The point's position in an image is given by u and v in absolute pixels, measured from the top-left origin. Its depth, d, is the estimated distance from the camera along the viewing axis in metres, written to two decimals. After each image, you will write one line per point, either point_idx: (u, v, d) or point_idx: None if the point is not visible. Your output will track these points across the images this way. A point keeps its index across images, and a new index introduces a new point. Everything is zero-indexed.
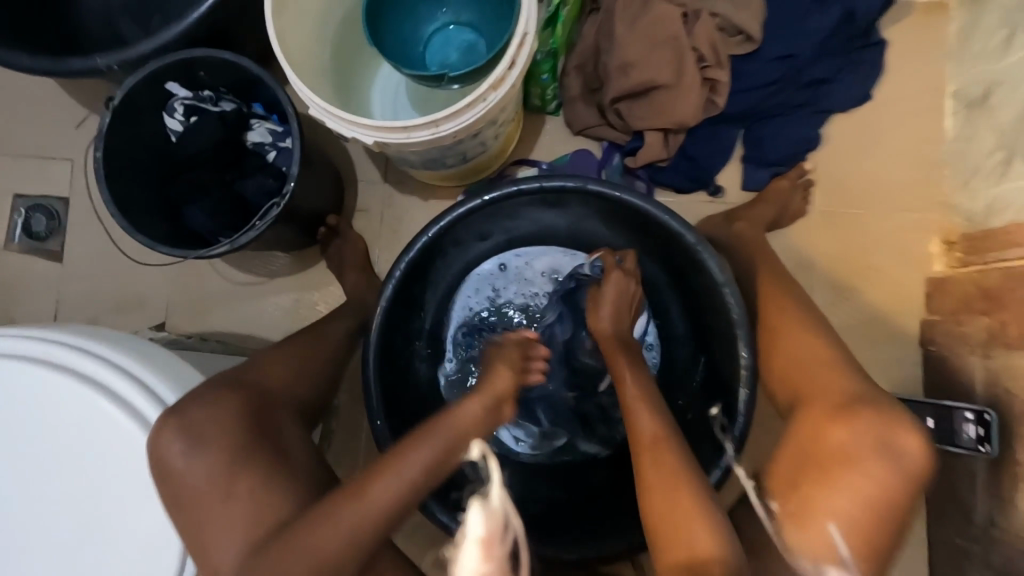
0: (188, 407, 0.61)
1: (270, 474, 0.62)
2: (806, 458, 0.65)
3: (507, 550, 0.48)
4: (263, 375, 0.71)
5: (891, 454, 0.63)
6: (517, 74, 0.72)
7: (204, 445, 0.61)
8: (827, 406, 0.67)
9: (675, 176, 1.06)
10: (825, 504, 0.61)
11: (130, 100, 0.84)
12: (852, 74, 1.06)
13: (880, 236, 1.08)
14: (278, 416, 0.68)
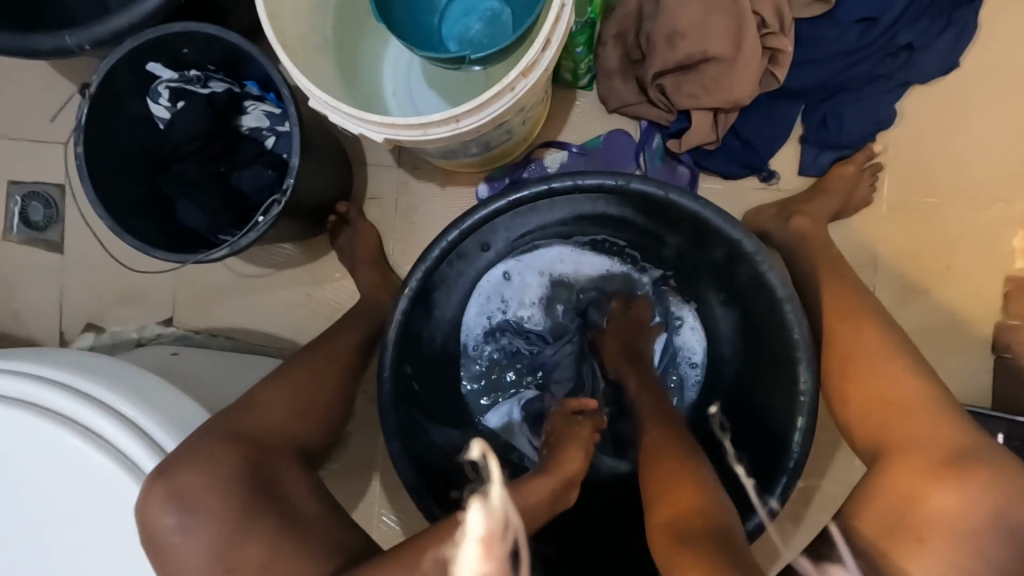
0: (179, 467, 0.55)
1: (277, 533, 0.57)
2: (900, 516, 0.58)
3: (507, 550, 0.47)
4: (258, 412, 0.64)
5: (1009, 527, 0.56)
6: (551, 56, 0.61)
7: (199, 510, 0.55)
8: (929, 459, 0.60)
9: (723, 160, 0.94)
10: (921, 575, 0.55)
11: (109, 85, 0.75)
12: (940, 38, 0.90)
13: (956, 228, 0.95)
14: (276, 462, 0.61)
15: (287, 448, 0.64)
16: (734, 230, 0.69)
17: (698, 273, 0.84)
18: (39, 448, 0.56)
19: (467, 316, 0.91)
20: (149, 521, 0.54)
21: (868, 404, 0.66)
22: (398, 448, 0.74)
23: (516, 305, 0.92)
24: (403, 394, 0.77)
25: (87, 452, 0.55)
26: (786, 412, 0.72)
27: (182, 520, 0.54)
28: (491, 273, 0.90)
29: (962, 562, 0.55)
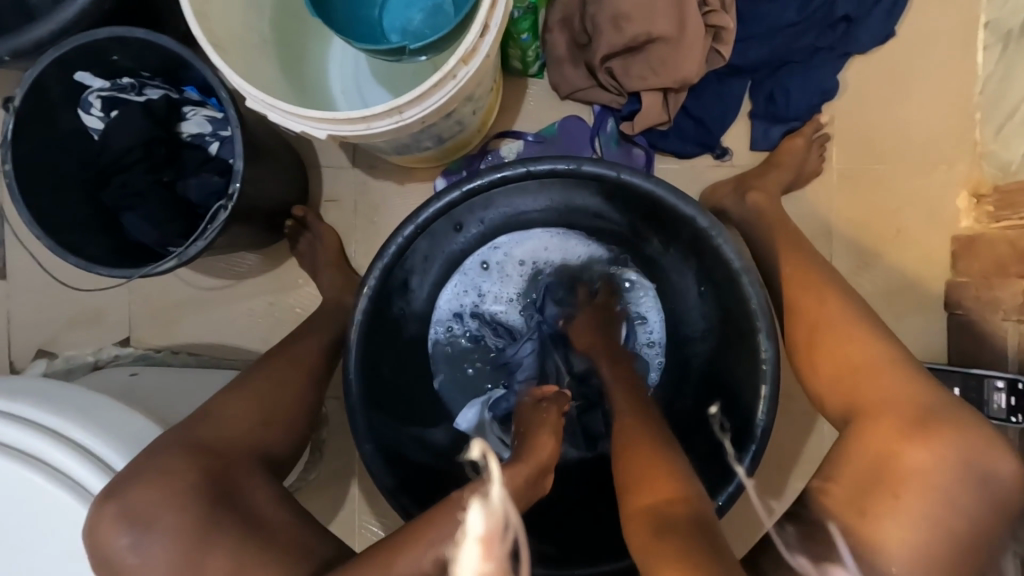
0: (130, 484, 0.53)
1: (242, 549, 0.54)
2: (875, 472, 0.58)
3: (508, 551, 0.41)
4: (223, 423, 0.62)
5: (982, 481, 0.55)
6: (490, 41, 0.60)
7: (155, 527, 0.53)
8: (900, 418, 0.59)
9: (677, 141, 0.95)
10: (901, 531, 0.54)
11: (36, 97, 0.72)
12: (874, 9, 0.93)
13: (904, 193, 0.98)
14: (238, 476, 0.59)
15: (249, 458, 0.62)
16: (692, 208, 0.70)
17: (660, 254, 0.85)
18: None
19: (434, 312, 0.90)
20: (102, 541, 0.52)
21: (835, 369, 0.66)
22: (371, 452, 0.73)
23: (479, 302, 0.91)
24: (373, 396, 0.76)
25: (31, 480, 0.52)
26: (750, 386, 0.73)
27: (137, 538, 0.53)
28: (457, 268, 0.89)
29: (938, 515, 0.54)
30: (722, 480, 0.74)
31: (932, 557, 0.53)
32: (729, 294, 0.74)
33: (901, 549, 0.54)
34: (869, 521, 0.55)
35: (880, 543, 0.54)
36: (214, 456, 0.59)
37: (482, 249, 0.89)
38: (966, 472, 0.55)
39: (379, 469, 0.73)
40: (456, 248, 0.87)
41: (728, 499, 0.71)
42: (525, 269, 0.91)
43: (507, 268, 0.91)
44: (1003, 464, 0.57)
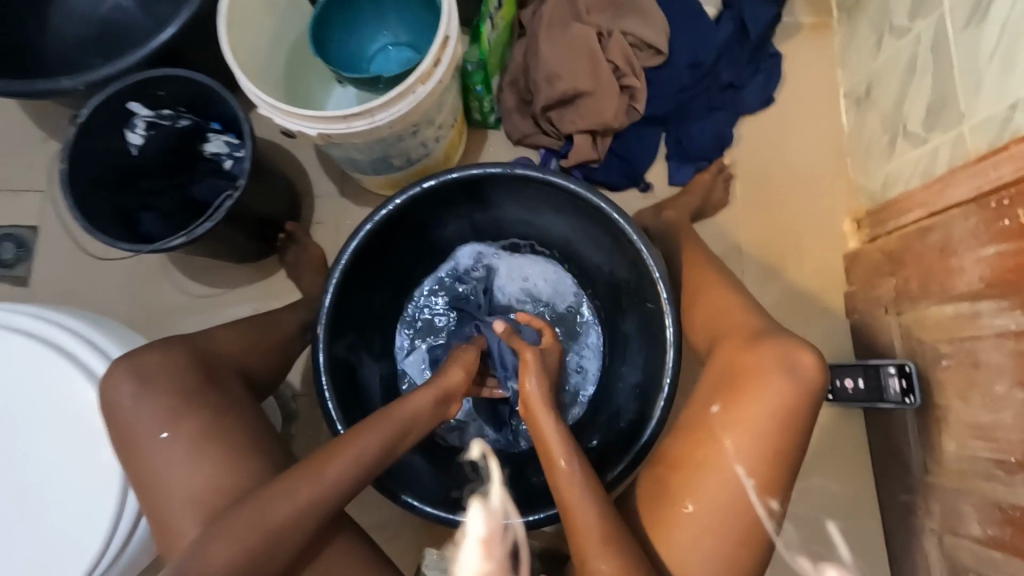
0: (140, 355, 0.69)
1: (208, 418, 0.68)
2: (721, 382, 0.73)
3: (497, 539, 0.77)
4: (218, 345, 0.77)
5: (789, 372, 0.69)
6: (442, 70, 0.83)
7: (148, 386, 0.68)
8: (738, 340, 0.76)
9: (607, 175, 1.17)
10: (734, 421, 0.69)
11: (93, 119, 0.92)
12: (754, 81, 1.20)
13: (799, 220, 1.18)
14: (227, 373, 0.74)
15: (233, 369, 0.76)
16: (609, 205, 0.86)
17: (603, 271, 1.00)
18: (16, 368, 0.72)
19: (448, 262, 1.05)
20: (110, 395, 0.68)
21: (709, 318, 0.83)
22: (335, 411, 0.82)
23: (480, 277, 1.05)
24: (338, 366, 0.88)
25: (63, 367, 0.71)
26: (660, 377, 0.84)
27: (136, 396, 0.67)
28: (462, 250, 1.05)
29: (763, 405, 0.69)
30: (630, 449, 0.83)
31: (763, 435, 0.68)
32: (643, 277, 0.88)
33: (738, 435, 0.69)
34: (715, 420, 0.70)
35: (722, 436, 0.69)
36: (206, 357, 0.74)
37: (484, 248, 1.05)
38: (784, 367, 0.69)
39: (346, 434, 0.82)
40: (446, 236, 1.02)
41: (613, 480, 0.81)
42: (518, 276, 1.06)
43: (504, 268, 1.06)
44: (807, 356, 0.70)
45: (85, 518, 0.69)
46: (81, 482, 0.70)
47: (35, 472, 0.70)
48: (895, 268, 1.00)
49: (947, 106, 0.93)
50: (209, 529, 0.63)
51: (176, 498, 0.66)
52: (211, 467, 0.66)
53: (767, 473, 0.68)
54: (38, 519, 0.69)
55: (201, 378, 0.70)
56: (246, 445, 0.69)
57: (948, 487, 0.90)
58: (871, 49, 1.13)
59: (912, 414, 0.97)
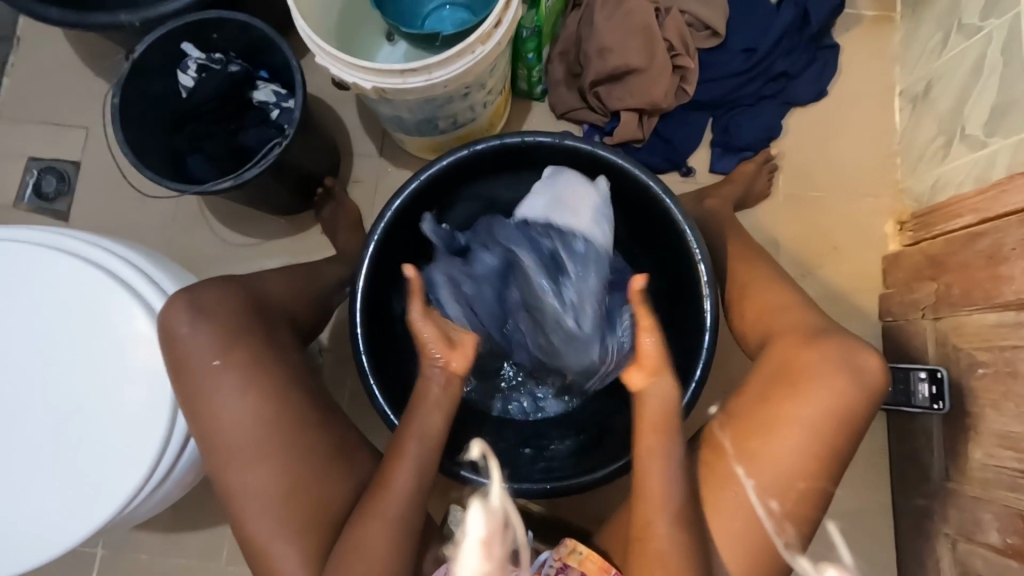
0: (203, 288, 0.71)
1: (266, 365, 0.70)
2: (778, 376, 0.73)
3: (502, 548, 0.67)
4: (267, 288, 0.79)
5: (855, 372, 0.71)
6: (502, 32, 0.82)
7: (209, 318, 0.69)
8: (799, 337, 0.76)
9: (650, 156, 1.15)
10: (791, 414, 0.70)
11: (148, 56, 0.93)
12: (809, 70, 1.17)
13: (842, 218, 1.16)
14: (274, 313, 0.76)
15: (280, 312, 0.78)
16: (657, 185, 0.84)
17: (639, 264, 0.99)
18: (69, 291, 0.73)
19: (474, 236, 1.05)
20: (172, 322, 0.69)
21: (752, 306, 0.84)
22: (369, 366, 0.82)
23: None
24: (372, 322, 0.88)
25: (119, 299, 0.73)
26: (692, 360, 0.84)
27: (194, 327, 0.69)
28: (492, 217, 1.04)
29: (824, 402, 0.70)
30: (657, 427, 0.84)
31: (821, 433, 0.70)
32: (683, 260, 0.87)
33: (796, 431, 0.70)
34: (767, 412, 0.71)
35: (774, 428, 0.70)
36: (257, 297, 0.76)
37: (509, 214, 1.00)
38: (849, 369, 0.71)
39: (378, 390, 0.83)
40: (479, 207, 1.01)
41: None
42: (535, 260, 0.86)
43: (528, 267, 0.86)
44: (871, 359, 0.72)
45: (130, 445, 0.71)
46: (126, 411, 0.72)
47: (85, 392, 0.72)
48: (937, 273, 0.99)
49: (1011, 110, 0.90)
50: (263, 481, 0.66)
51: (230, 431, 0.67)
52: (267, 403, 0.68)
53: (814, 469, 0.70)
54: (84, 443, 0.71)
55: (258, 318, 0.73)
56: (296, 386, 0.70)
57: (968, 495, 0.90)
58: (934, 48, 1.10)
59: (938, 420, 0.97)
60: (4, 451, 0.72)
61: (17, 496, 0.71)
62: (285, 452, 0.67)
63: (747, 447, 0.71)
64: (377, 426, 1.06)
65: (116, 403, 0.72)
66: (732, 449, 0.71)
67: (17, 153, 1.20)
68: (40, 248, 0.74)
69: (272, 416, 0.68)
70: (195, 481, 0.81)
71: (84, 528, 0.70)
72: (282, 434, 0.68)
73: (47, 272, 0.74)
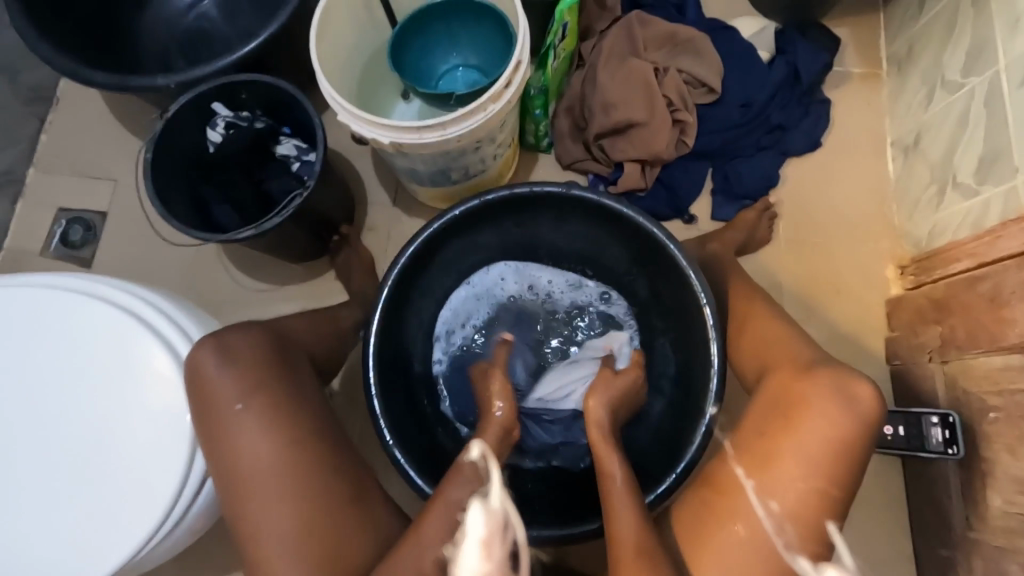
0: (229, 332, 0.73)
1: (283, 406, 0.71)
2: (775, 408, 0.73)
3: (504, 548, 0.62)
4: (285, 331, 0.81)
5: (847, 399, 0.70)
6: (512, 91, 0.87)
7: (233, 362, 0.71)
8: (791, 369, 0.75)
9: (653, 204, 1.19)
10: (789, 446, 0.70)
11: (180, 115, 0.99)
12: (803, 123, 1.23)
13: (844, 262, 1.19)
14: (294, 354, 0.78)
15: (301, 353, 0.80)
16: (661, 231, 0.88)
17: (648, 306, 1.02)
18: (94, 336, 0.76)
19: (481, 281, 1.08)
20: (198, 365, 0.71)
21: (757, 350, 0.84)
22: (380, 409, 0.84)
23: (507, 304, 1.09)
24: (384, 363, 0.90)
25: (144, 341, 0.75)
26: (702, 402, 0.85)
27: (220, 369, 0.70)
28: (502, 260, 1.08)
29: (817, 432, 0.69)
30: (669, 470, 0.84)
31: (818, 464, 0.69)
32: (688, 302, 0.89)
33: (794, 463, 0.69)
34: (765, 444, 0.71)
35: (773, 462, 0.70)
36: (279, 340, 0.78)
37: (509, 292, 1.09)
38: (840, 397, 0.70)
39: (390, 435, 0.83)
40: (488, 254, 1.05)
41: (654, 498, 0.80)
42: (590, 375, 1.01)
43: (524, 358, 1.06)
44: (864, 386, 0.71)
45: (146, 487, 0.71)
46: (143, 455, 0.73)
47: (103, 435, 0.73)
48: (941, 316, 1.00)
49: (1000, 158, 0.94)
50: (274, 526, 0.66)
51: (255, 476, 0.68)
52: (284, 446, 0.69)
53: (819, 499, 0.68)
54: (100, 486, 0.72)
55: (281, 360, 0.74)
56: (314, 429, 0.71)
57: (991, 544, 0.88)
58: (921, 102, 1.16)
59: (954, 465, 0.96)
60: (20, 493, 0.73)
61: (32, 539, 0.71)
62: (298, 500, 0.67)
63: (755, 487, 0.70)
64: (387, 471, 1.06)
65: (133, 447, 0.73)
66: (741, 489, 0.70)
67: (48, 203, 1.26)
68: (68, 293, 0.77)
69: (292, 460, 0.68)
70: (205, 526, 0.81)
71: (95, 575, 0.69)
72: (299, 477, 0.68)
73: (75, 314, 0.77)
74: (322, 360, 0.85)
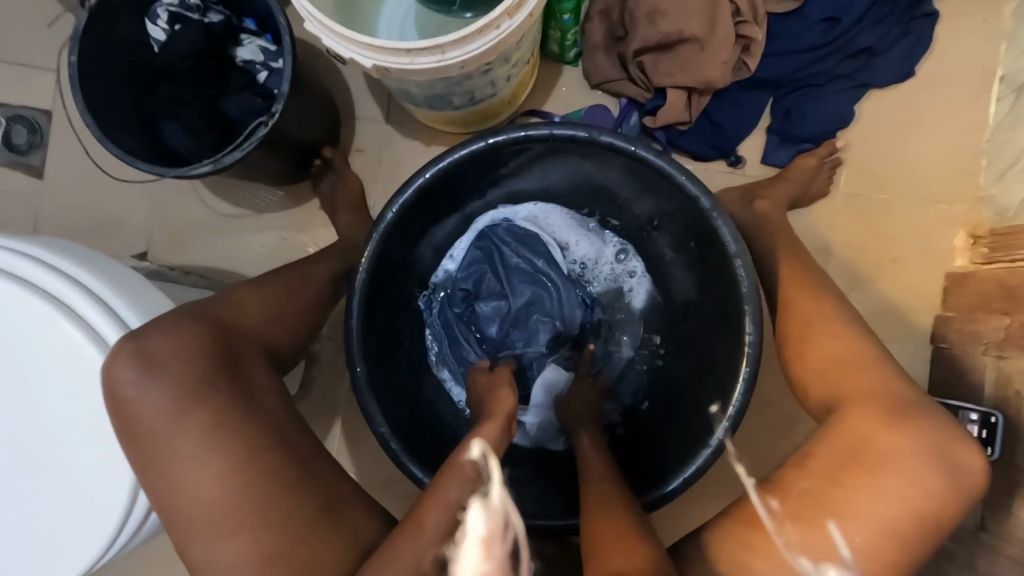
0: (149, 333, 0.63)
1: (225, 415, 0.62)
2: (854, 453, 0.63)
3: (507, 548, 0.48)
4: (232, 313, 0.70)
5: (948, 466, 0.62)
6: (535, 0, 0.66)
7: (156, 372, 0.62)
8: (882, 409, 0.66)
9: (695, 142, 1.00)
10: (866, 501, 0.61)
11: (109, 1, 0.78)
12: (897, 46, 0.98)
13: (909, 225, 1.02)
14: (241, 350, 0.67)
15: (252, 345, 0.69)
16: (706, 198, 0.72)
17: (678, 271, 0.88)
18: (19, 317, 0.65)
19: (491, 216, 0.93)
20: (114, 375, 0.61)
21: (821, 363, 0.72)
22: (365, 383, 0.75)
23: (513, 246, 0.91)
24: (370, 328, 0.79)
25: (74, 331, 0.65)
26: (722, 402, 0.76)
27: (139, 384, 0.61)
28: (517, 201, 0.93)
29: (903, 494, 0.61)
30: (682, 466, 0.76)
31: (894, 530, 0.60)
32: (725, 281, 0.76)
33: (869, 521, 0.60)
34: (836, 490, 0.62)
35: (841, 514, 0.61)
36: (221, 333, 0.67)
37: (534, 232, 0.91)
38: (940, 463, 0.61)
39: (377, 416, 0.75)
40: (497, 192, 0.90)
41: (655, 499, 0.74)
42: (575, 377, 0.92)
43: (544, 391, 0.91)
44: (965, 455, 0.63)
45: (99, 493, 0.65)
46: (91, 458, 0.66)
47: (44, 430, 0.66)
48: (1012, 307, 0.87)
49: None
50: (227, 555, 0.60)
51: (201, 500, 0.60)
52: (228, 470, 0.61)
53: (885, 564, 0.60)
54: (50, 487, 0.66)
55: (218, 364, 0.64)
56: (263, 446, 0.62)
57: (1004, 552, 0.84)
58: None
59: (983, 466, 0.89)
60: None
61: None
62: (251, 526, 0.60)
63: (817, 536, 0.61)
64: None
65: (80, 447, 0.66)
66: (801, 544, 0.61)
67: None
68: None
69: (241, 485, 0.60)
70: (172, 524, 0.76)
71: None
72: (246, 508, 0.60)
73: None
74: (282, 340, 0.74)
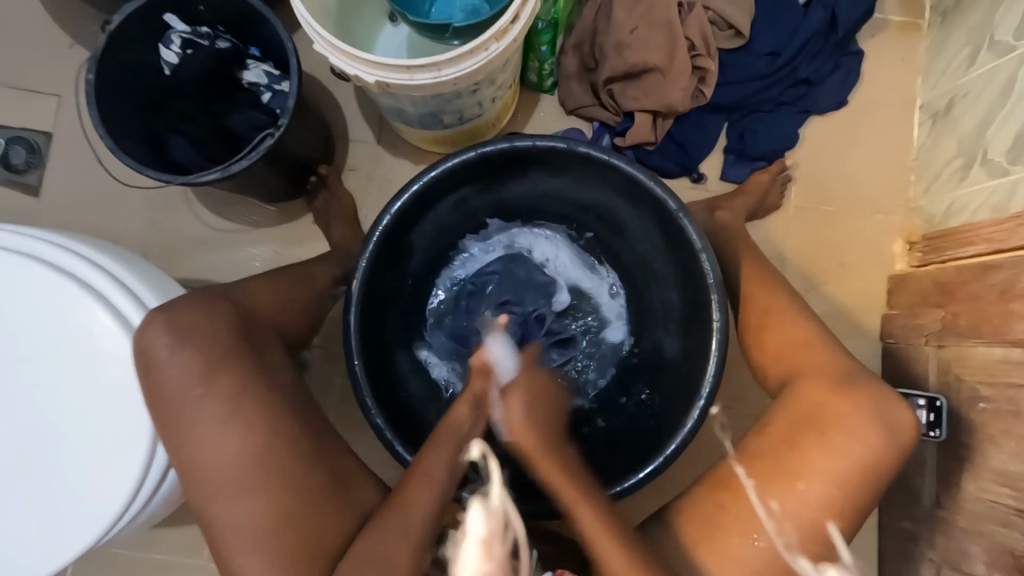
0: (178, 307, 0.67)
1: (247, 383, 0.66)
2: (806, 420, 0.70)
3: (506, 549, 0.58)
4: (248, 298, 0.74)
5: (884, 422, 0.69)
6: (519, 28, 0.75)
7: (188, 342, 0.66)
8: (829, 379, 0.73)
9: (662, 160, 1.10)
10: (818, 461, 0.68)
11: (126, 28, 0.84)
12: (831, 78, 1.12)
13: (853, 234, 1.14)
14: (258, 330, 0.72)
15: (267, 329, 0.74)
16: (674, 201, 0.80)
17: (653, 276, 0.95)
18: (48, 301, 0.70)
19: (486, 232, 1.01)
20: (148, 341, 0.65)
21: (779, 346, 0.80)
22: (361, 375, 0.79)
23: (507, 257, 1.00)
24: (367, 323, 0.84)
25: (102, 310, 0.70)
26: (697, 386, 0.82)
27: (172, 349, 0.65)
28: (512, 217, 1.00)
29: (851, 453, 0.68)
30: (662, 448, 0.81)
31: (844, 483, 0.67)
32: (693, 275, 0.84)
33: (821, 479, 0.67)
34: (793, 455, 0.69)
35: (797, 475, 0.68)
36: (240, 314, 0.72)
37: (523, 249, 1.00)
38: (878, 421, 0.68)
39: (373, 408, 0.79)
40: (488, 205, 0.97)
41: (633, 484, 0.79)
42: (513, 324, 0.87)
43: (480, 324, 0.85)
44: (903, 413, 0.70)
45: (118, 462, 0.69)
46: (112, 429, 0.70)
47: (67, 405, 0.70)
48: (946, 300, 0.97)
49: None
50: (240, 517, 0.63)
51: (220, 463, 0.64)
52: (248, 435, 0.64)
53: (839, 514, 0.67)
54: (70, 457, 0.70)
55: (242, 339, 0.69)
56: (281, 415, 0.66)
57: (957, 525, 0.91)
58: (963, 62, 1.05)
59: (933, 447, 0.97)
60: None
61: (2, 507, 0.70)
62: (266, 490, 0.63)
63: (777, 496, 0.68)
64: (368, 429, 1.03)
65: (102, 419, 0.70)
66: (765, 508, 0.68)
67: None
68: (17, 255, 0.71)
69: (258, 451, 0.64)
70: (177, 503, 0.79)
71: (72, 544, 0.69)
72: (262, 472, 0.64)
73: (25, 278, 0.71)
74: (291, 326, 0.78)
